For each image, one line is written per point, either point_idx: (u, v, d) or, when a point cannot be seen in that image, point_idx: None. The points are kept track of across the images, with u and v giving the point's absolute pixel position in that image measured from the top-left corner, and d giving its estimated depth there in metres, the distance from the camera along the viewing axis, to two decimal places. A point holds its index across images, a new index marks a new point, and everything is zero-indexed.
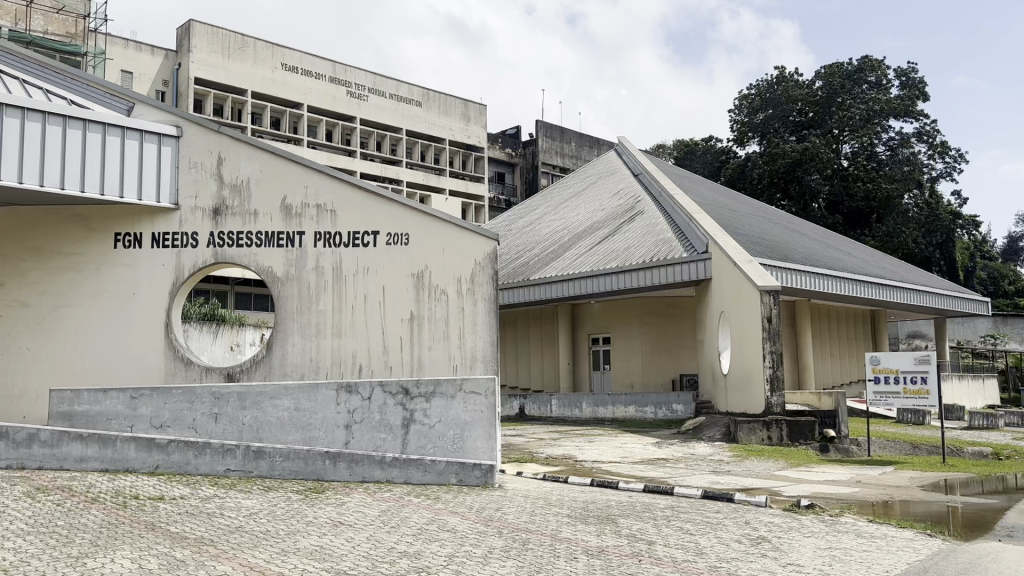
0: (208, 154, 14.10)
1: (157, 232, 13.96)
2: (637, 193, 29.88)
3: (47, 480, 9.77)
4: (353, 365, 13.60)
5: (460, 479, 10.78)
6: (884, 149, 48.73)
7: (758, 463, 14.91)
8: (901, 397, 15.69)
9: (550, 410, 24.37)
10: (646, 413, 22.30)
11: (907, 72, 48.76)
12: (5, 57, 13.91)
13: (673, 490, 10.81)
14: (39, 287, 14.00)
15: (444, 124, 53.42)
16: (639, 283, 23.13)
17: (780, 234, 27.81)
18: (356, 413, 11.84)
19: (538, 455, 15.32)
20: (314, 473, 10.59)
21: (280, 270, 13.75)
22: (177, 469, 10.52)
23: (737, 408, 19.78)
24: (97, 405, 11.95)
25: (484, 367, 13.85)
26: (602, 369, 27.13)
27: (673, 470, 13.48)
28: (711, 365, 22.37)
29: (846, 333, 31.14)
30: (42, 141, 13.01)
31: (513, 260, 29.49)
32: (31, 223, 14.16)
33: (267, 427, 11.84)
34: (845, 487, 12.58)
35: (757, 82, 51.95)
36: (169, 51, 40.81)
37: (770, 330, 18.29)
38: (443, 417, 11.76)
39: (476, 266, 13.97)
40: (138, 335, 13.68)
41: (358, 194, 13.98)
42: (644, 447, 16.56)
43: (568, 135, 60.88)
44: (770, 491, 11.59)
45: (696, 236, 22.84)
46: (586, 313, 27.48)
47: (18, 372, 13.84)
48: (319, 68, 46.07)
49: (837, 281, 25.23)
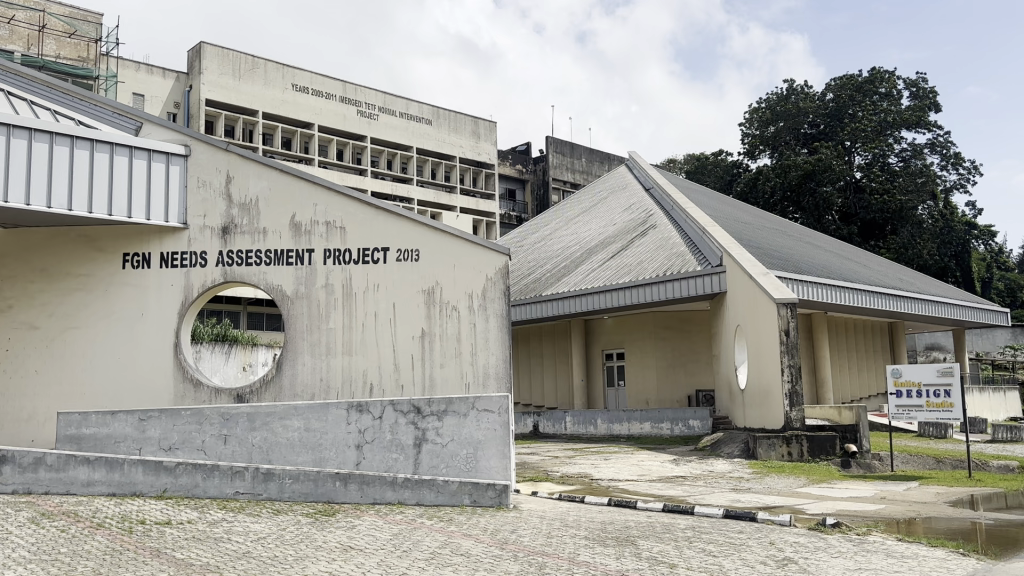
0: (217, 172, 14.01)
1: (165, 252, 13.85)
2: (648, 207, 29.68)
3: (54, 505, 9.57)
4: (364, 384, 13.38)
5: (474, 499, 10.51)
6: (897, 160, 48.42)
7: (779, 480, 14.57)
8: (924, 410, 15.31)
9: (564, 427, 24.10)
10: (662, 430, 21.94)
11: (918, 82, 48.52)
12: (14, 79, 13.87)
13: (694, 509, 10.51)
14: (48, 308, 13.89)
15: (454, 141, 53.50)
16: (652, 298, 22.86)
17: (795, 247, 27.50)
18: (367, 432, 11.62)
19: (553, 473, 15.03)
20: (324, 495, 10.36)
21: (290, 288, 13.60)
22: (185, 493, 10.31)
23: (755, 424, 19.40)
24: (105, 428, 11.76)
25: (498, 384, 13.57)
26: (616, 385, 26.81)
27: (692, 488, 13.17)
28: (727, 381, 22.03)
29: (864, 346, 30.69)
30: (49, 162, 12.91)
31: (525, 276, 29.31)
32: (39, 244, 14.07)
33: (276, 447, 11.63)
34: (870, 504, 12.22)
35: (766, 95, 51.75)
36: (180, 74, 40.94)
37: (788, 344, 17.93)
38: (455, 436, 11.52)
39: (488, 281, 13.69)
40: (147, 356, 13.52)
41: (367, 210, 13.82)
42: (661, 465, 16.26)
43: (579, 151, 60.90)
44: (793, 509, 11.25)
45: (710, 250, 22.57)
46: (599, 328, 27.20)
47: (27, 395, 13.71)
48: (329, 88, 46.26)
49: (854, 294, 24.85)
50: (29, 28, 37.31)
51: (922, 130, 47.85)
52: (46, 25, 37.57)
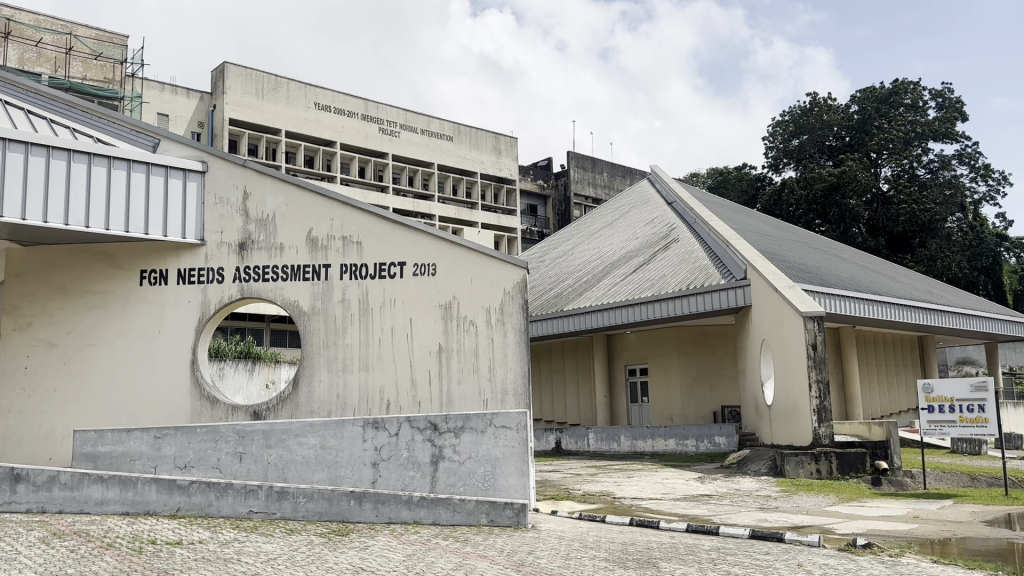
0: (234, 188, 13.98)
1: (182, 268, 13.80)
2: (671, 220, 29.36)
3: (66, 524, 9.46)
4: (381, 401, 13.20)
5: (491, 519, 10.22)
6: (924, 172, 47.67)
7: (808, 498, 14.14)
8: (958, 426, 14.83)
9: (587, 444, 23.74)
10: (687, 447, 21.46)
11: (944, 93, 47.80)
12: (34, 98, 13.93)
13: (719, 529, 10.17)
14: (66, 326, 13.88)
15: (476, 157, 53.51)
16: (675, 312, 22.52)
17: (821, 260, 26.99)
18: (383, 450, 11.41)
19: (574, 491, 14.73)
20: (339, 514, 10.15)
21: (307, 303, 13.48)
22: (198, 512, 10.15)
23: (783, 441, 18.94)
24: (121, 446, 11.67)
25: (516, 400, 13.31)
26: (640, 401, 26.42)
27: (718, 507, 12.80)
28: (754, 397, 21.60)
29: (894, 360, 30.05)
30: (65, 179, 12.92)
31: (547, 291, 29.08)
32: (58, 261, 14.07)
33: (292, 465, 11.46)
34: (902, 523, 11.79)
35: (789, 108, 51.26)
36: (204, 94, 41.38)
37: (815, 358, 17.50)
38: (473, 453, 11.29)
39: (506, 295, 13.47)
40: (164, 374, 13.44)
41: (384, 225, 13.70)
42: (685, 483, 15.89)
43: (600, 165, 60.73)
44: (822, 529, 10.86)
45: (734, 263, 22.20)
46: (622, 343, 26.85)
47: (45, 414, 13.67)
48: (351, 106, 46.51)
49: (882, 307, 24.32)
50: (56, 50, 37.89)
51: (950, 142, 47.10)
52: (72, 47, 38.13)
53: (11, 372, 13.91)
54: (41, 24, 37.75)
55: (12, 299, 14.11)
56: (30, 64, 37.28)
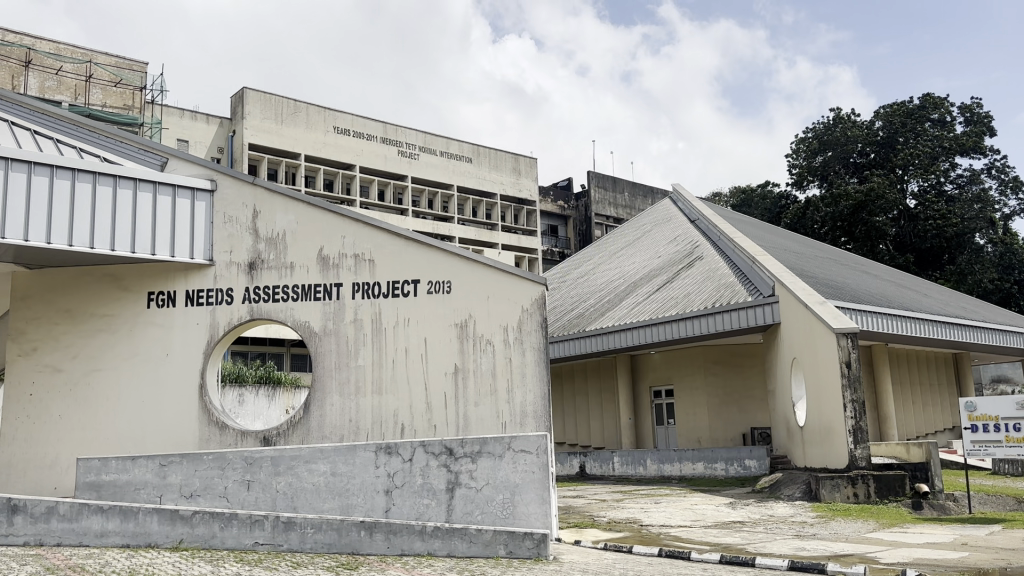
0: (244, 207, 13.62)
1: (191, 290, 13.42)
2: (694, 238, 28.75)
3: (63, 558, 8.98)
4: (395, 425, 12.66)
5: (510, 550, 9.60)
6: (953, 187, 46.82)
7: (846, 524, 13.35)
8: (1004, 446, 13.96)
9: (612, 468, 23.08)
10: (716, 471, 20.64)
11: (971, 107, 46.92)
12: (42, 118, 13.68)
13: (756, 560, 9.46)
14: (72, 351, 13.51)
15: (495, 178, 53.21)
16: (700, 331, 21.84)
17: (852, 277, 26.13)
18: (397, 477, 10.85)
19: (599, 518, 14.07)
20: (349, 546, 9.59)
21: (318, 324, 13.03)
22: (202, 544, 9.64)
23: (818, 464, 18.16)
24: (125, 475, 11.18)
25: (536, 423, 12.68)
26: (665, 423, 25.67)
27: (751, 535, 12.09)
28: (785, 419, 20.82)
29: (929, 378, 29.06)
30: (67, 198, 12.58)
31: (568, 312, 28.50)
32: (65, 285, 13.75)
33: (301, 494, 10.93)
34: (950, 551, 10.98)
35: (813, 125, 50.36)
36: (224, 119, 41.48)
37: (850, 376, 16.75)
38: (490, 480, 10.70)
39: (524, 313, 12.90)
40: (171, 399, 13.01)
41: (397, 241, 13.25)
42: (716, 509, 15.17)
43: (621, 184, 60.53)
44: (864, 558, 10.12)
45: (762, 280, 21.54)
46: (647, 363, 26.16)
47: (50, 441, 13.26)
48: (370, 129, 46.45)
49: (916, 324, 23.46)
50: (76, 78, 38.13)
51: (978, 156, 46.21)
52: (92, 74, 38.38)
53: (15, 399, 13.55)
54: (62, 52, 38.06)
55: (17, 324, 13.78)
56: (50, 92, 37.54)
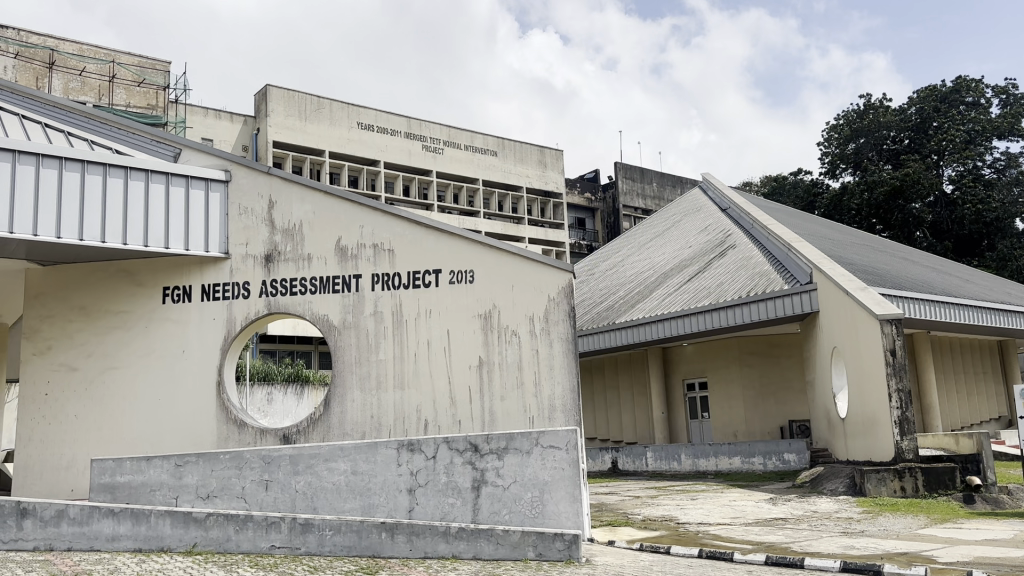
0: (259, 198, 13.18)
1: (207, 284, 13.03)
2: (726, 226, 27.92)
3: (70, 564, 8.56)
4: (418, 420, 12.15)
5: (540, 552, 9.03)
6: (990, 172, 45.20)
7: (895, 521, 12.57)
8: None
9: (645, 463, 22.42)
10: (754, 465, 19.90)
11: (1007, 88, 45.48)
12: (52, 111, 13.34)
13: (803, 561, 8.79)
14: (87, 348, 13.18)
15: (521, 171, 52.58)
16: (733, 321, 21.06)
17: (893, 263, 25.12)
18: (420, 475, 10.32)
19: (633, 517, 13.42)
20: (369, 549, 9.09)
21: (337, 317, 12.58)
22: (217, 548, 9.18)
23: (860, 456, 17.37)
24: (141, 475, 10.81)
25: (565, 418, 12.05)
26: (700, 417, 24.99)
27: (795, 534, 11.37)
28: (825, 411, 20.02)
29: (973, 367, 27.98)
30: (77, 191, 12.20)
31: (597, 305, 27.82)
32: (79, 281, 13.42)
33: (322, 494, 10.45)
34: (1012, 548, 10.17)
35: (844, 112, 48.92)
36: (248, 118, 41.31)
37: (895, 365, 15.92)
38: (517, 477, 10.15)
39: (550, 302, 12.23)
40: (187, 396, 12.62)
41: (416, 229, 12.74)
42: (755, 505, 14.46)
43: (649, 175, 59.68)
44: (920, 558, 9.37)
45: (799, 268, 20.69)
46: (680, 354, 25.45)
47: (66, 441, 12.95)
48: (394, 124, 46.05)
49: (960, 310, 22.47)
50: (100, 79, 38.23)
51: (1016, 139, 44.69)
52: (115, 75, 38.46)
53: (30, 399, 13.24)
54: (85, 53, 38.10)
55: (31, 323, 13.48)
56: (75, 93, 37.69)
